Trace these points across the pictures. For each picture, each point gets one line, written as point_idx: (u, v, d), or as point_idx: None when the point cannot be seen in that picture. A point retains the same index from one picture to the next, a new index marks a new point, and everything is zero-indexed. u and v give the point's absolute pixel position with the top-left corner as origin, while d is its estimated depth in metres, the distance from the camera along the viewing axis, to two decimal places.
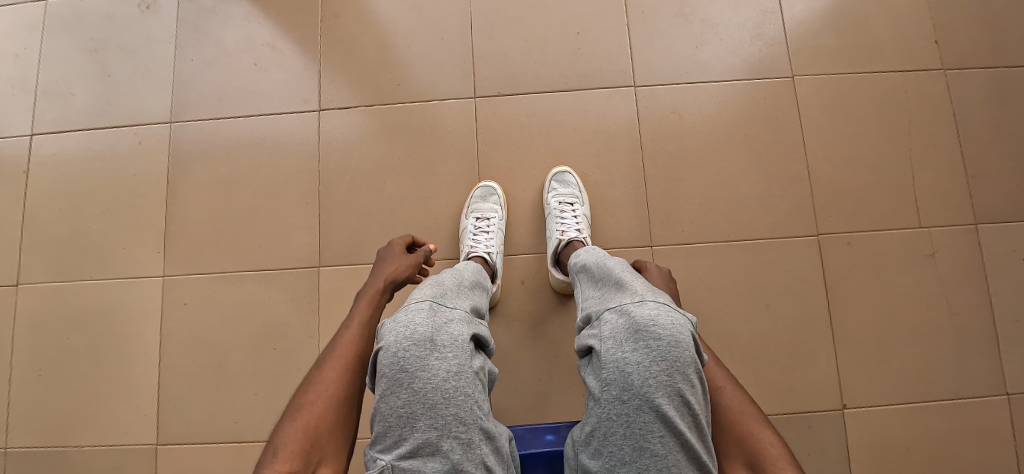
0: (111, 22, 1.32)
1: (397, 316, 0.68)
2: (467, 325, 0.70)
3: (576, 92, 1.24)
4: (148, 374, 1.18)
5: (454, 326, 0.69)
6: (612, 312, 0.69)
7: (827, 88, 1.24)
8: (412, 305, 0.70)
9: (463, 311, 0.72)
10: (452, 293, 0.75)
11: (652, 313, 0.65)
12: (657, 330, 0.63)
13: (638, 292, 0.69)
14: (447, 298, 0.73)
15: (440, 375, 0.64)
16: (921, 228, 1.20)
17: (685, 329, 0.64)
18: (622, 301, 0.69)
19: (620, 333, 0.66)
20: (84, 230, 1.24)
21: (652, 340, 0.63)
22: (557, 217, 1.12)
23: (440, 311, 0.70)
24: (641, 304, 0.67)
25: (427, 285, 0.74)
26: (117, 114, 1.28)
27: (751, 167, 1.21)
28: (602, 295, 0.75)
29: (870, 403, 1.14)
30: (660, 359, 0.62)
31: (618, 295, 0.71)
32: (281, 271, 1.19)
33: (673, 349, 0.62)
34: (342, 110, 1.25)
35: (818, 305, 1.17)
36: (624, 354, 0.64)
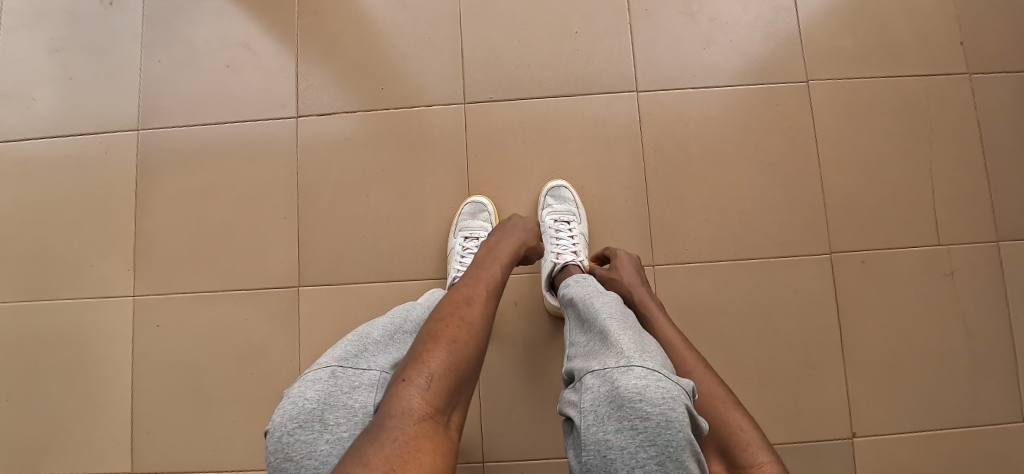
0: (72, 19, 1.22)
1: (291, 389, 0.61)
2: (373, 391, 0.61)
3: (574, 98, 1.15)
4: (120, 399, 1.12)
5: (358, 393, 0.60)
6: (593, 378, 0.62)
7: (843, 93, 1.15)
8: (310, 374, 0.62)
9: (373, 374, 0.63)
10: (369, 350, 0.66)
11: (639, 386, 0.57)
12: (644, 408, 0.56)
13: (625, 354, 0.62)
14: (358, 359, 0.64)
15: (326, 461, 0.56)
16: (939, 245, 1.12)
17: (678, 404, 0.57)
18: (606, 364, 0.62)
19: (602, 407, 0.59)
20: (49, 246, 1.16)
21: (639, 421, 0.56)
22: (552, 237, 1.07)
23: (341, 378, 0.62)
24: (626, 372, 0.59)
25: (341, 343, 0.67)
26: (80, 120, 1.19)
27: (760, 179, 1.13)
28: (587, 351, 0.68)
29: (882, 431, 1.08)
30: (649, 444, 0.55)
31: (603, 354, 0.64)
32: (260, 289, 1.12)
33: (664, 432, 0.55)
34: (322, 116, 1.16)
35: (829, 327, 1.10)
36: (606, 434, 0.57)
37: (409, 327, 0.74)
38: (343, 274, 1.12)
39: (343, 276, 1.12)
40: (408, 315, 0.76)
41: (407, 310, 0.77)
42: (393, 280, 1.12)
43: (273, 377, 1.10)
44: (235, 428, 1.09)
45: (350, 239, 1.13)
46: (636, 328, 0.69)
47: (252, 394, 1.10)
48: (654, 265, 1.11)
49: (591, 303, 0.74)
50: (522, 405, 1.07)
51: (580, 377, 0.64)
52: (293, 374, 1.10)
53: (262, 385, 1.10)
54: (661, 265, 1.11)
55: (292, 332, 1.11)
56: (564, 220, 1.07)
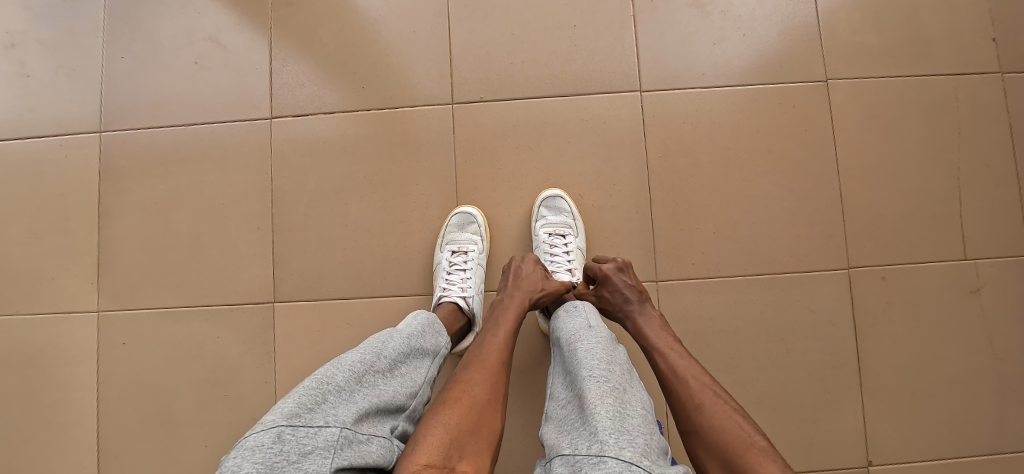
0: (29, 12, 1.12)
1: (232, 455, 0.54)
2: (331, 457, 0.55)
3: (572, 98, 1.06)
4: (83, 423, 1.04)
5: (309, 461, 0.54)
6: (563, 467, 0.55)
7: (865, 94, 1.06)
8: (253, 439, 0.55)
9: (330, 435, 0.56)
10: (327, 404, 0.60)
11: None
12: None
13: (600, 440, 0.55)
14: (314, 417, 0.58)
15: None
16: (965, 260, 1.04)
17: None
18: (577, 450, 0.55)
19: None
20: (8, 258, 1.09)
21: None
22: (547, 252, 1.01)
23: (291, 444, 0.55)
24: (597, 466, 0.53)
25: (295, 393, 0.59)
26: (38, 121, 1.10)
27: (773, 188, 1.05)
28: (565, 424, 0.61)
29: (901, 460, 1.01)
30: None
31: (578, 434, 0.57)
32: (233, 306, 1.05)
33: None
34: (300, 118, 1.08)
35: (845, 349, 1.02)
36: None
37: (377, 366, 0.67)
38: (322, 290, 1.05)
39: (322, 292, 1.04)
40: (379, 350, 0.69)
41: (377, 343, 0.70)
42: (376, 295, 1.04)
43: (247, 399, 1.03)
44: (207, 454, 1.02)
45: (329, 252, 1.05)
46: (621, 394, 0.61)
47: (224, 418, 1.03)
48: (658, 281, 1.03)
49: (577, 357, 0.67)
50: (513, 432, 0.99)
51: (550, 458, 0.58)
52: (269, 396, 1.03)
53: (235, 408, 1.03)
54: (664, 282, 1.03)
55: (267, 352, 1.03)
56: (559, 234, 1.00)
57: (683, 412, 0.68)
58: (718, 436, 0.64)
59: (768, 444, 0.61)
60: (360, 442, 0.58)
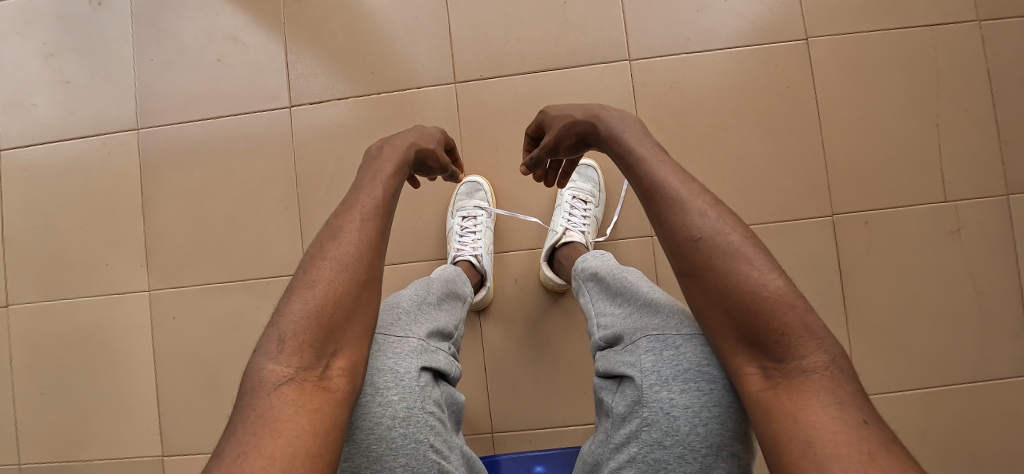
0: (63, 22, 1.23)
1: None
2: (418, 357, 0.65)
3: (565, 71, 1.13)
4: (145, 389, 1.18)
5: (403, 359, 0.63)
6: (652, 342, 0.61)
7: (844, 50, 1.12)
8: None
9: (415, 341, 0.66)
10: (406, 318, 0.69)
11: (706, 351, 0.58)
12: (711, 372, 0.57)
13: (687, 323, 0.62)
14: (397, 326, 0.67)
15: (384, 424, 0.59)
16: (946, 202, 1.10)
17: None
18: (666, 330, 0.61)
19: (667, 368, 0.58)
20: (65, 248, 1.21)
21: (707, 384, 0.57)
22: (566, 212, 1.06)
23: (388, 342, 0.64)
24: (692, 340, 0.60)
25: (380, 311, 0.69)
26: (81, 123, 1.22)
27: (759, 144, 1.11)
28: (633, 319, 0.65)
29: (886, 390, 1.09)
30: (716, 406, 0.56)
31: (660, 320, 0.63)
32: (268, 279, 1.16)
33: (731, 396, 0.56)
34: (316, 105, 1.17)
35: (831, 290, 1.10)
36: (671, 394, 0.57)
37: (435, 296, 0.77)
38: None
39: None
40: (431, 287, 0.78)
41: (425, 282, 0.79)
42: (396, 263, 1.14)
43: None
44: None
45: None
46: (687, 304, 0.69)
47: None
48: (653, 236, 1.11)
49: (624, 277, 0.71)
50: (525, 379, 1.10)
51: (631, 338, 0.63)
52: None
53: None
54: None
55: None
56: (583, 199, 1.08)
57: (679, 247, 0.57)
58: (737, 277, 0.54)
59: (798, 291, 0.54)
60: (433, 352, 0.68)
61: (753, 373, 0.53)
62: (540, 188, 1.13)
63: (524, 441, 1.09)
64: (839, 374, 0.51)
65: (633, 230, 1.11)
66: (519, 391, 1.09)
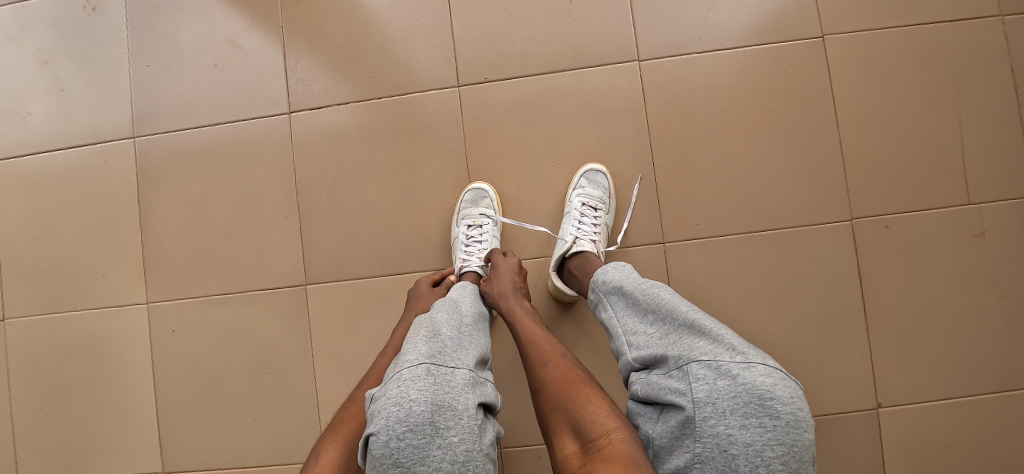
0: (57, 28, 1.20)
1: (390, 390, 0.57)
2: (473, 391, 0.59)
3: (571, 72, 1.10)
4: (144, 403, 1.15)
5: (459, 394, 0.57)
6: (706, 369, 0.56)
7: (862, 47, 1.08)
8: (406, 373, 0.58)
9: (466, 372, 0.60)
10: (452, 347, 0.63)
11: (767, 381, 0.54)
12: (774, 406, 0.53)
13: (742, 351, 0.57)
14: (446, 356, 0.61)
15: (444, 468, 0.53)
16: (969, 204, 1.06)
17: (802, 404, 0.54)
18: (719, 357, 0.57)
19: (724, 399, 0.54)
20: (62, 259, 1.19)
21: (768, 419, 0.52)
22: (575, 220, 1.04)
23: (441, 375, 0.58)
24: (749, 370, 0.55)
25: (422, 337, 0.63)
26: (77, 132, 1.19)
27: (774, 146, 1.07)
28: (674, 341, 0.62)
29: (909, 400, 1.05)
30: (778, 443, 0.52)
31: (708, 343, 0.58)
32: (268, 289, 1.13)
33: (792, 432, 0.52)
34: (316, 110, 1.14)
35: (850, 297, 1.06)
36: (729, 428, 0.53)
37: (470, 320, 0.71)
38: (348, 269, 1.12)
39: (349, 272, 1.12)
40: (463, 310, 0.73)
41: (454, 307, 0.74)
42: (399, 272, 1.11)
43: (288, 374, 1.12)
44: (257, 426, 1.12)
45: (352, 234, 1.12)
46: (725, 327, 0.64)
47: (269, 393, 1.12)
48: (665, 242, 1.07)
49: (659, 296, 0.67)
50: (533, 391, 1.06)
51: (681, 364, 0.58)
52: (308, 371, 1.11)
53: (279, 383, 1.12)
54: (671, 243, 1.07)
55: (303, 330, 1.12)
56: (593, 206, 1.04)
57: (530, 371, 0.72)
58: (555, 381, 0.67)
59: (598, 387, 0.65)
60: (485, 384, 0.62)
61: (573, 452, 0.60)
62: (546, 194, 1.10)
63: (532, 455, 1.05)
64: (621, 436, 0.57)
65: (644, 236, 1.07)
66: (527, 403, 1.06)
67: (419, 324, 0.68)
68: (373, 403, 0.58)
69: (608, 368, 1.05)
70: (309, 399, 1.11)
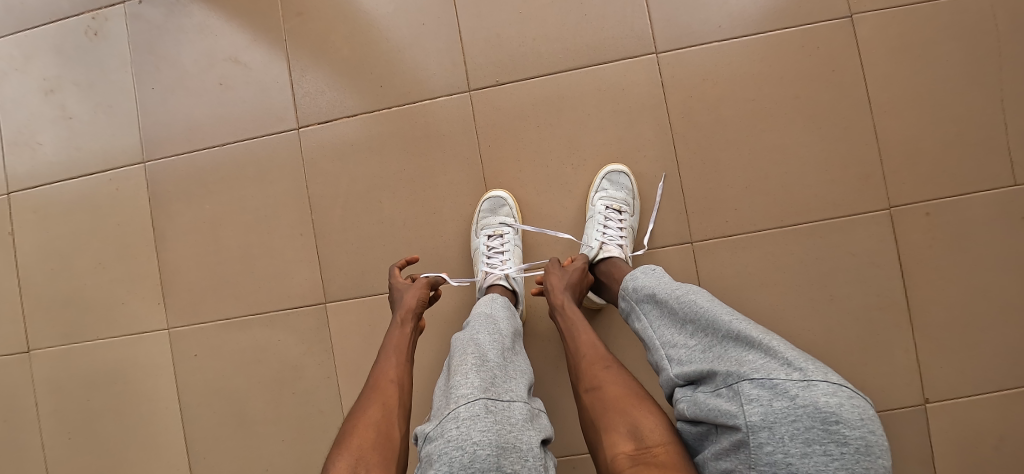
0: (60, 56, 1.18)
1: (448, 431, 0.54)
2: (533, 426, 0.57)
3: (586, 70, 1.05)
4: (172, 429, 1.14)
5: (520, 431, 0.55)
6: (759, 389, 0.51)
7: (894, 25, 1.02)
8: (464, 411, 0.55)
9: (523, 406, 0.58)
10: (503, 376, 0.61)
11: (830, 402, 0.48)
12: (840, 431, 0.47)
13: (799, 366, 0.50)
14: (500, 388, 0.59)
15: None
16: (1015, 185, 1.00)
17: (874, 425, 0.48)
18: (773, 374, 0.51)
19: (781, 423, 0.48)
20: (82, 288, 1.18)
21: (834, 445, 0.46)
22: (601, 225, 1.01)
23: (500, 412, 0.55)
24: (809, 388, 0.49)
25: (470, 368, 0.60)
26: (88, 159, 1.18)
27: (804, 134, 1.02)
28: (719, 355, 0.57)
29: (958, 395, 1.00)
30: (847, 473, 0.46)
31: (759, 358, 0.53)
32: (288, 310, 1.11)
33: (863, 459, 0.46)
34: (325, 124, 1.11)
35: (891, 290, 1.01)
36: (788, 456, 0.48)
37: (512, 342, 0.69)
38: (368, 285, 1.09)
39: (368, 288, 1.09)
40: (503, 330, 0.70)
41: (492, 325, 0.71)
42: None
43: (313, 394, 1.10)
44: (285, 447, 1.11)
45: (369, 250, 1.10)
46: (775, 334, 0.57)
47: (295, 413, 1.10)
48: (693, 242, 1.03)
49: (699, 305, 0.61)
50: (564, 401, 1.03)
51: (731, 383, 0.53)
52: (333, 390, 1.10)
53: (304, 404, 1.10)
54: (700, 241, 1.03)
55: (326, 349, 1.10)
56: (617, 209, 1.00)
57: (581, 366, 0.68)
58: (613, 384, 0.64)
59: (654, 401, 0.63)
60: (538, 416, 0.60)
61: (624, 453, 0.57)
62: (567, 198, 1.06)
63: (566, 468, 1.02)
64: (676, 451, 0.56)
65: (670, 237, 1.03)
66: (558, 415, 1.03)
67: (462, 349, 0.65)
68: (427, 444, 0.55)
69: (640, 374, 1.02)
70: (335, 419, 1.09)
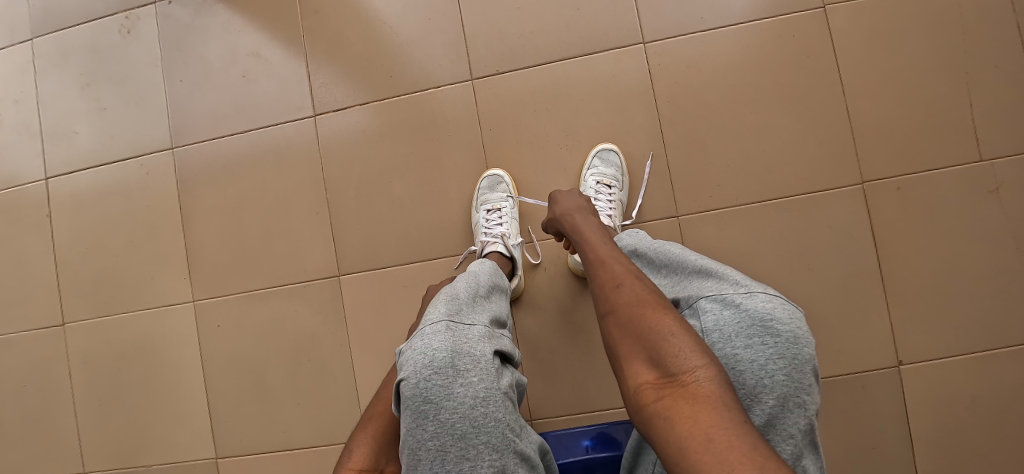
0: (95, 52, 1.29)
1: (414, 342, 0.61)
2: (489, 340, 0.62)
3: (580, 59, 1.14)
4: (196, 396, 1.23)
5: (476, 342, 0.61)
6: (712, 302, 0.59)
7: (864, 15, 1.10)
8: (428, 328, 0.62)
9: (483, 327, 0.64)
10: (469, 307, 0.67)
11: (767, 306, 0.56)
12: (774, 326, 0.54)
13: (746, 283, 0.59)
14: (464, 314, 0.65)
15: (466, 403, 0.56)
16: (981, 161, 1.07)
17: (803, 324, 0.56)
18: (724, 290, 0.59)
19: (728, 325, 0.57)
20: (114, 265, 1.28)
21: (770, 337, 0.54)
22: (591, 197, 1.09)
23: (460, 329, 0.62)
24: (751, 297, 0.57)
25: (441, 301, 0.67)
26: (120, 147, 1.28)
27: (782, 116, 1.10)
28: (683, 285, 0.65)
29: (931, 358, 1.06)
30: (780, 358, 0.53)
31: (713, 281, 0.61)
32: (305, 283, 1.20)
33: (794, 348, 0.54)
34: (339, 112, 1.21)
35: (866, 259, 1.08)
36: (734, 349, 0.56)
37: (486, 288, 0.75)
38: (378, 260, 1.18)
39: (379, 262, 1.18)
40: (479, 277, 0.77)
41: (470, 276, 0.78)
42: (426, 259, 1.17)
43: (328, 361, 1.18)
44: (301, 411, 1.19)
45: (379, 227, 1.18)
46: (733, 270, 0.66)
47: (311, 380, 1.19)
48: (679, 216, 1.11)
49: (670, 251, 0.70)
50: (561, 365, 1.10)
51: (691, 303, 0.62)
52: (346, 358, 1.18)
53: (320, 371, 1.18)
54: (686, 216, 1.10)
55: (339, 320, 1.18)
56: (607, 184, 1.08)
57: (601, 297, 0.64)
58: (636, 308, 0.59)
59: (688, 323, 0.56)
60: (501, 338, 0.66)
61: (648, 383, 0.53)
62: (563, 177, 1.15)
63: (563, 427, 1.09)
64: (709, 376, 0.50)
65: (658, 212, 1.11)
66: (555, 378, 1.10)
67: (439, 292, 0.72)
68: (399, 358, 0.62)
69: None
70: (348, 384, 1.17)
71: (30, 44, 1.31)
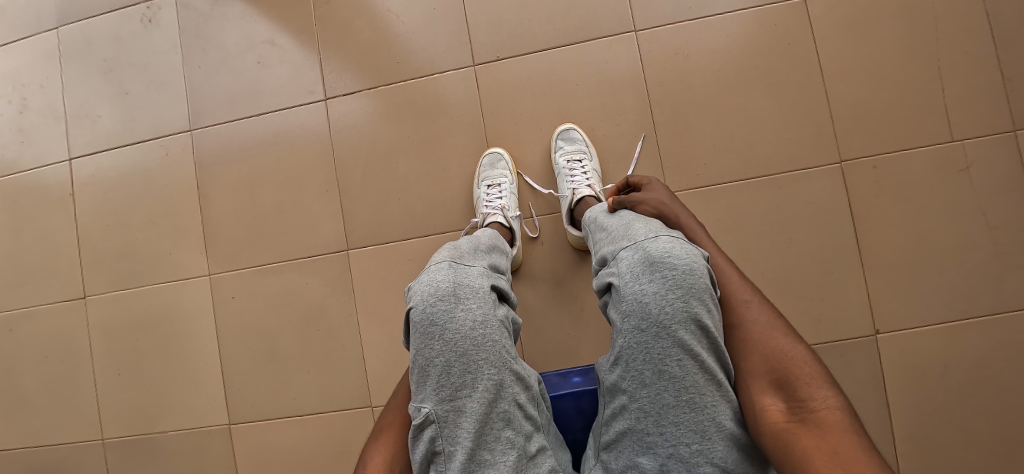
0: (118, 40, 1.36)
1: (420, 277, 0.69)
2: (487, 277, 0.71)
3: (575, 46, 1.21)
4: (211, 364, 1.29)
5: (475, 278, 0.70)
6: (628, 250, 0.69)
7: (842, 5, 1.17)
8: (433, 266, 0.71)
9: (482, 267, 0.73)
10: (470, 253, 0.76)
11: (665, 246, 0.66)
12: (670, 261, 0.64)
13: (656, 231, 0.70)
14: (466, 257, 0.74)
15: (467, 325, 0.65)
16: (953, 141, 1.14)
17: (698, 260, 0.65)
18: (637, 239, 0.70)
19: (636, 266, 0.66)
20: (133, 241, 1.34)
21: (667, 270, 0.64)
22: (567, 175, 1.15)
23: (462, 267, 0.70)
24: (655, 239, 0.68)
25: (445, 247, 0.76)
26: (140, 130, 1.35)
27: (765, 99, 1.17)
28: (612, 240, 0.75)
29: (906, 327, 1.13)
30: (675, 287, 0.63)
31: (632, 234, 0.72)
32: (315, 257, 1.27)
33: (687, 278, 0.63)
34: (347, 96, 1.28)
35: (844, 234, 1.14)
36: (641, 285, 0.65)
37: (486, 241, 0.83)
38: (384, 235, 1.25)
39: (384, 237, 1.25)
40: (479, 233, 0.85)
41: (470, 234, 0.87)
42: (429, 234, 1.24)
43: (336, 331, 1.25)
44: (310, 378, 1.25)
45: (385, 204, 1.25)
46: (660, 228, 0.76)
47: (320, 348, 1.25)
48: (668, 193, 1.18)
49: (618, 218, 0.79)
50: (557, 333, 1.17)
51: (613, 254, 0.72)
52: (354, 327, 1.24)
53: (328, 340, 1.25)
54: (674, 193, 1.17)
55: (347, 291, 1.25)
56: (576, 159, 1.15)
57: (731, 305, 0.68)
58: (782, 349, 0.64)
59: (821, 365, 0.64)
60: (498, 278, 0.74)
61: (776, 406, 0.60)
62: None
63: None
64: (832, 408, 0.59)
65: None
66: (551, 345, 1.17)
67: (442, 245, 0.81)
68: (408, 293, 0.71)
69: None
70: (355, 352, 1.24)
71: (56, 33, 1.38)
